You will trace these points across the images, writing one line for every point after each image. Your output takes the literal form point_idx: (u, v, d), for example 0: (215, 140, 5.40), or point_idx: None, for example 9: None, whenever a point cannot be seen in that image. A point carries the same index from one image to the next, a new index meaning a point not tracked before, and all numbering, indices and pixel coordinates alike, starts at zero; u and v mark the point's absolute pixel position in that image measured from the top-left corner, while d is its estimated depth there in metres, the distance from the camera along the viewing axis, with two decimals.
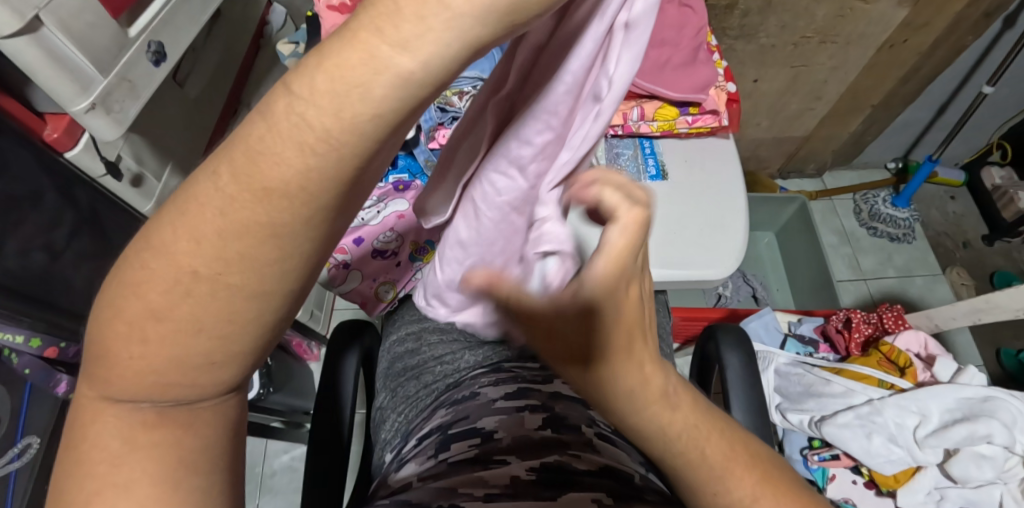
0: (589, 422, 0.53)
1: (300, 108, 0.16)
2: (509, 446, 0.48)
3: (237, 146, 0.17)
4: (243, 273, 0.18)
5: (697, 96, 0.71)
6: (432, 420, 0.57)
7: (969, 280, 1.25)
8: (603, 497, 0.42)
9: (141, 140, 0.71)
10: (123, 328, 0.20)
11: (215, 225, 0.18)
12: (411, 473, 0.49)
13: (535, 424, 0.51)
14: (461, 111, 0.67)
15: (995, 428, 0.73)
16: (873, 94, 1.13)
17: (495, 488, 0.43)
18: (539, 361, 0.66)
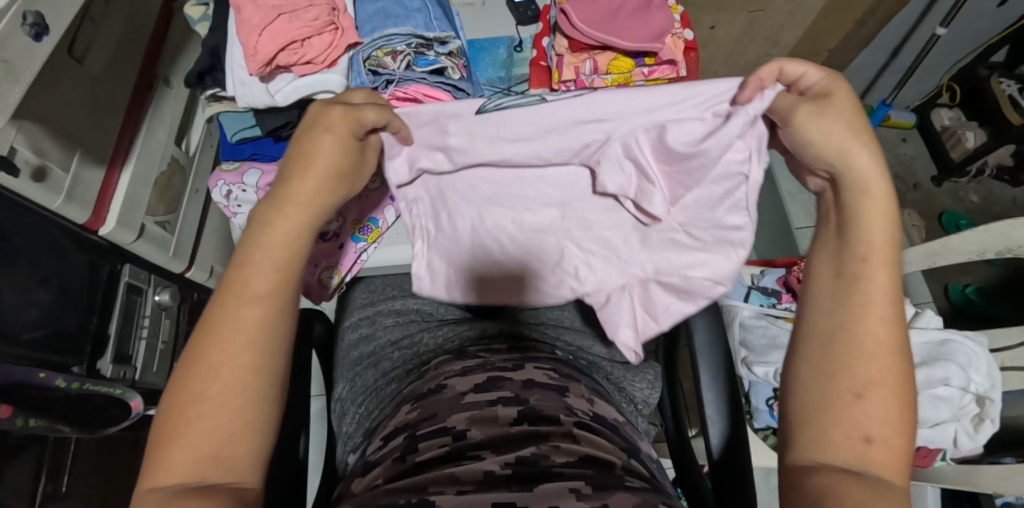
0: (567, 410, 0.52)
1: (255, 301, 0.39)
2: (484, 441, 0.47)
3: (218, 303, 0.39)
4: (222, 387, 0.36)
5: (655, 45, 0.67)
6: (397, 415, 0.54)
7: (920, 221, 1.28)
8: (581, 487, 0.41)
9: (38, 129, 0.62)
10: (183, 436, 0.35)
11: (221, 329, 0.38)
12: (375, 475, 0.46)
13: (509, 419, 0.49)
14: (395, 74, 0.59)
15: (953, 370, 0.66)
16: (828, 38, 1.12)
17: (468, 485, 0.41)
18: (504, 341, 0.64)
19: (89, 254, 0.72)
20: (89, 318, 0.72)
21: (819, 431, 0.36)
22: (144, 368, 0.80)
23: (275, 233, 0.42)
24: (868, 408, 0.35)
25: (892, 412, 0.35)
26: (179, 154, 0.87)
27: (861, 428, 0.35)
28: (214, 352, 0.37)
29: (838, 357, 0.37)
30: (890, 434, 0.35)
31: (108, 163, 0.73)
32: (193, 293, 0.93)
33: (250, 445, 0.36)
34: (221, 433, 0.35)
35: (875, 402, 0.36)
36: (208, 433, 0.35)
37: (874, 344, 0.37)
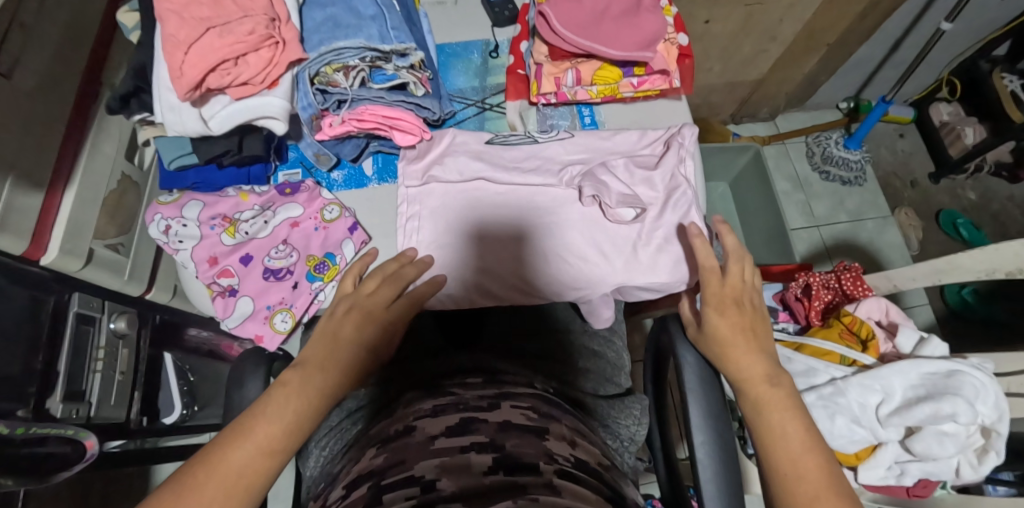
0: (548, 455, 0.46)
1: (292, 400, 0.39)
2: (455, 493, 0.39)
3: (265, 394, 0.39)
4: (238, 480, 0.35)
5: (645, 54, 0.58)
6: (360, 461, 0.49)
7: (916, 221, 1.25)
8: None
9: None
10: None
11: (252, 423, 0.37)
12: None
13: (483, 467, 0.43)
14: (347, 93, 0.53)
15: (960, 405, 0.62)
16: (828, 32, 1.06)
17: None
18: (479, 376, 0.59)
19: (30, 287, 0.66)
20: (34, 356, 0.66)
21: None
22: (100, 403, 0.75)
23: (332, 346, 0.44)
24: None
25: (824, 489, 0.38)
26: (130, 169, 0.81)
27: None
28: (208, 485, 0.34)
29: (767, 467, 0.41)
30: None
31: (46, 186, 0.67)
32: (154, 315, 0.88)
33: None
34: None
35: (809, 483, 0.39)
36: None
37: (779, 431, 0.42)
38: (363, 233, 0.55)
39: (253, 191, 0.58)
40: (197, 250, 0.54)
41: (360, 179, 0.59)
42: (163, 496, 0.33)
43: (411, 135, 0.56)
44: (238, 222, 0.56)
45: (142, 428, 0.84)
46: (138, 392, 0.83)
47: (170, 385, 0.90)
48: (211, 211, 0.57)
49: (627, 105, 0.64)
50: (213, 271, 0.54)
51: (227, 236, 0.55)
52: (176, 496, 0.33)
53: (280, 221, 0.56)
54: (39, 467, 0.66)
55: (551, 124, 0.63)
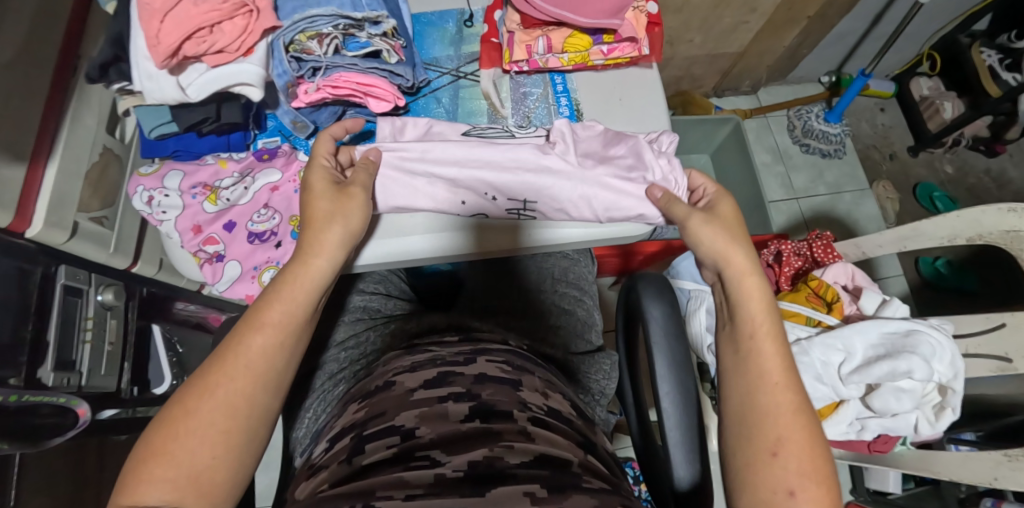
0: (522, 404, 0.47)
1: (267, 332, 0.40)
2: (434, 441, 0.42)
3: (242, 323, 0.40)
4: (225, 409, 0.37)
5: (611, 22, 0.58)
6: (344, 415, 0.50)
7: (893, 193, 1.26)
8: (536, 490, 0.37)
9: None
10: (173, 445, 0.36)
11: (232, 356, 0.39)
12: (318, 480, 0.42)
13: (460, 416, 0.44)
14: (321, 60, 0.53)
15: (916, 363, 0.66)
16: (808, 6, 1.07)
17: (417, 489, 0.37)
18: (455, 333, 0.61)
19: (18, 259, 0.67)
20: (24, 325, 0.68)
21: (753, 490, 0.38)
22: (90, 372, 0.77)
23: (307, 270, 0.43)
24: (786, 463, 0.38)
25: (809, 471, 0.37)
26: (113, 143, 0.82)
27: (784, 483, 0.37)
28: (216, 389, 0.38)
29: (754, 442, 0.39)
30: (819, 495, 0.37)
31: (29, 159, 0.68)
32: (142, 288, 0.89)
33: (225, 467, 0.37)
34: (198, 458, 0.36)
35: (805, 462, 0.38)
36: (195, 445, 0.36)
37: (779, 415, 0.39)
38: None
39: (231, 158, 0.59)
40: (181, 220, 0.56)
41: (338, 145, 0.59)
42: (168, 412, 0.37)
43: (385, 102, 0.57)
44: (219, 190, 0.58)
45: (133, 397, 0.86)
46: (128, 363, 0.85)
47: (159, 356, 0.93)
48: (191, 180, 0.58)
49: (600, 73, 0.65)
50: (198, 239, 0.57)
51: (209, 204, 0.57)
52: (183, 407, 0.37)
53: (258, 184, 0.58)
54: (34, 433, 0.68)
55: (524, 93, 0.63)
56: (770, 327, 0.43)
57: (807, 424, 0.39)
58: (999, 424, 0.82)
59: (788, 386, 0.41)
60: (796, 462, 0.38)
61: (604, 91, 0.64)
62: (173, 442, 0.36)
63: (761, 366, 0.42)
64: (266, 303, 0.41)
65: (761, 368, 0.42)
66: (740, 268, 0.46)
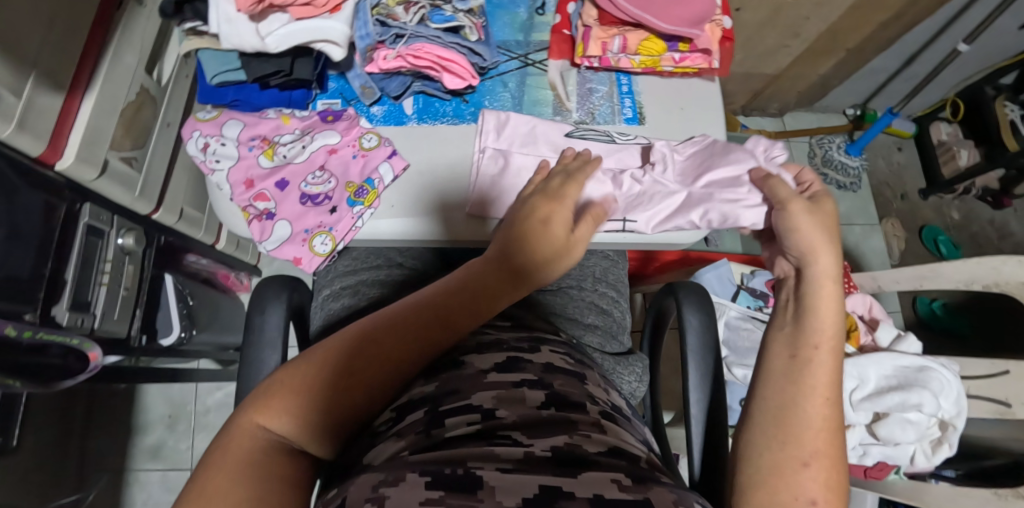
0: (591, 398, 0.46)
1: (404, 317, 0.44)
2: (517, 423, 0.39)
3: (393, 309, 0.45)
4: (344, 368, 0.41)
5: (691, 31, 0.59)
6: (403, 388, 0.46)
7: (901, 232, 1.30)
8: (622, 478, 0.35)
9: None
10: (301, 382, 0.40)
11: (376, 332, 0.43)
12: (391, 448, 0.37)
13: (536, 402, 0.42)
14: (406, 28, 0.53)
15: (926, 397, 0.68)
16: (849, 37, 1.09)
17: (507, 464, 0.34)
18: (509, 320, 0.61)
19: (44, 193, 0.66)
20: (44, 262, 0.66)
21: (760, 486, 0.36)
22: (103, 316, 0.75)
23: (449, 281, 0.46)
24: (814, 475, 0.36)
25: (825, 477, 0.36)
26: (149, 83, 0.79)
27: (806, 493, 0.35)
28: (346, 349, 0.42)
29: (773, 436, 0.38)
30: (829, 503, 0.35)
31: (67, 88, 0.65)
32: (160, 236, 0.87)
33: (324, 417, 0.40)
34: (308, 401, 0.40)
35: (825, 471, 0.36)
36: (310, 388, 0.40)
37: (810, 417, 0.38)
38: (402, 160, 0.56)
39: (294, 115, 0.58)
40: (234, 171, 0.55)
41: (400, 118, 0.58)
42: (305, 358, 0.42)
43: (459, 80, 0.56)
44: (278, 146, 0.57)
45: (141, 346, 0.84)
46: (140, 310, 0.83)
47: (170, 308, 0.89)
48: (251, 132, 0.57)
49: (665, 80, 0.65)
50: (248, 194, 0.55)
51: (265, 159, 0.56)
52: (323, 352, 0.42)
53: (316, 145, 0.57)
54: (42, 373, 0.69)
55: (590, 89, 0.64)
56: (832, 326, 0.42)
57: (833, 444, 0.38)
58: (981, 463, 0.86)
59: (830, 404, 0.39)
60: (819, 470, 0.36)
61: (667, 97, 0.65)
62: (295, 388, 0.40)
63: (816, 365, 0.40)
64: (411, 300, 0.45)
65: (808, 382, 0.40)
66: (821, 269, 0.44)
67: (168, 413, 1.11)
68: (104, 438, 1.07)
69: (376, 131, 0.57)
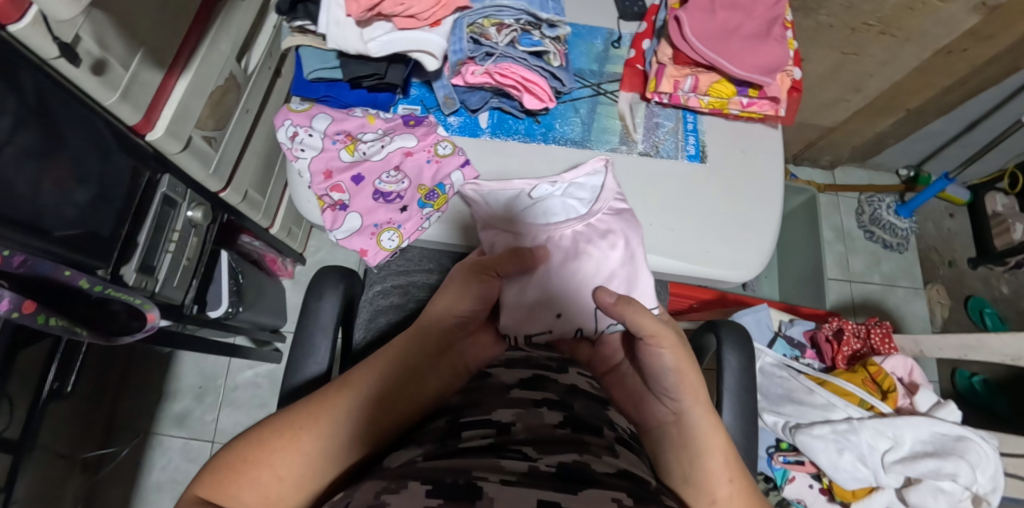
0: (609, 423, 0.48)
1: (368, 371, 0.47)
2: (527, 438, 0.42)
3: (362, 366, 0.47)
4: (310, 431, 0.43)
5: (763, 79, 0.61)
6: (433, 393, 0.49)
7: (945, 299, 1.27)
8: (623, 498, 0.36)
9: (107, 19, 0.59)
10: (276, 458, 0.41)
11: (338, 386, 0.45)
12: (412, 453, 0.41)
13: (554, 421, 0.45)
14: (496, 47, 0.57)
15: (963, 468, 0.66)
16: (911, 98, 1.09)
17: (512, 475, 0.37)
18: None
19: (133, 159, 0.71)
20: (121, 224, 0.72)
21: None
22: (164, 282, 0.79)
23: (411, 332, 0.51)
24: None
25: None
26: (237, 70, 0.84)
27: None
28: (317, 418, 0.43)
29: None
30: None
31: (167, 65, 0.70)
32: (223, 213, 0.92)
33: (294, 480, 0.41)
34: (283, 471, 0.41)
35: None
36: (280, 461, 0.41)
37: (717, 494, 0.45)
38: (474, 170, 0.59)
39: (378, 116, 0.62)
40: (315, 161, 0.59)
41: (474, 129, 0.62)
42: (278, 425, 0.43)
43: (537, 101, 0.60)
44: (359, 143, 0.61)
45: (192, 314, 0.87)
46: (196, 281, 0.87)
47: (222, 282, 0.93)
48: (336, 127, 0.61)
49: (730, 122, 0.68)
50: (325, 184, 0.59)
51: (346, 153, 0.60)
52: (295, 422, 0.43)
53: (396, 149, 0.60)
54: (104, 326, 0.72)
55: (657, 123, 0.67)
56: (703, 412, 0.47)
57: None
58: None
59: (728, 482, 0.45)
60: None
61: (729, 138, 0.68)
62: (309, 431, 0.43)
63: (703, 450, 0.45)
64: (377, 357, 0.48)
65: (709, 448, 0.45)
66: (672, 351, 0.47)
67: (198, 384, 1.14)
68: (135, 399, 1.11)
69: (450, 138, 0.61)
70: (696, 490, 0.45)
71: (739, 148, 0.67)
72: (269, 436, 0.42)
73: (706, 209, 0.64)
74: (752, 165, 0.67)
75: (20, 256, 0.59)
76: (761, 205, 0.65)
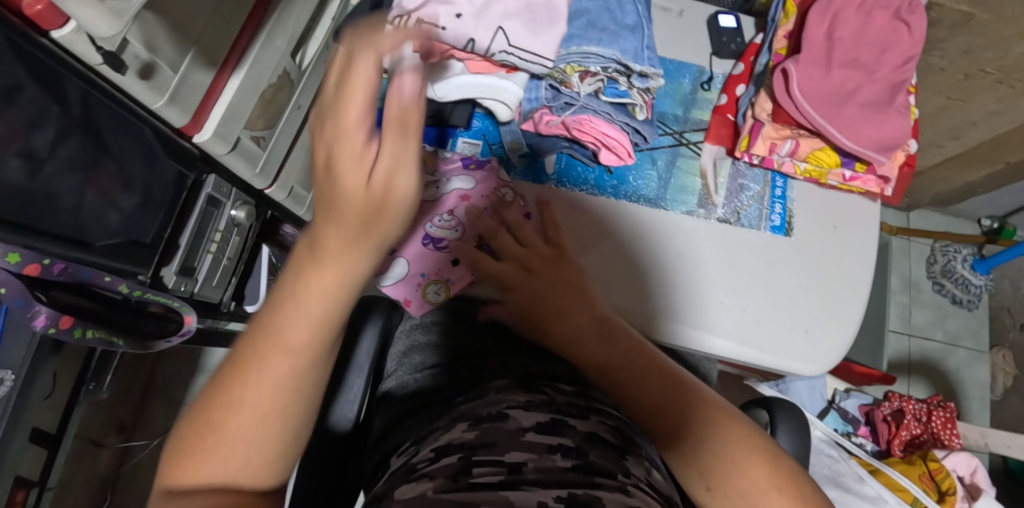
0: (627, 472, 0.44)
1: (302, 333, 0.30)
2: (537, 480, 0.40)
3: (277, 311, 0.30)
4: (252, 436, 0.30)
5: (875, 156, 0.54)
6: (451, 430, 0.48)
7: (1011, 367, 1.17)
8: None
9: (157, 22, 0.55)
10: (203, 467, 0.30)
11: (264, 393, 0.30)
12: (425, 486, 0.40)
13: (566, 464, 0.42)
14: (577, 97, 0.51)
15: None
16: (1017, 151, 0.98)
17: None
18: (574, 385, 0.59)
19: (179, 161, 0.69)
20: (165, 228, 0.70)
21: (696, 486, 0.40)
22: (204, 281, 0.78)
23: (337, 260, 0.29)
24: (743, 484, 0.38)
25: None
26: (292, 66, 0.79)
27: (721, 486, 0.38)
28: (257, 391, 0.30)
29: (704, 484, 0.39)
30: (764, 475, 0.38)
31: (219, 64, 0.66)
32: (266, 209, 0.89)
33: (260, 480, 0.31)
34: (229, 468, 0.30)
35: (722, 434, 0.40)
36: (213, 473, 0.30)
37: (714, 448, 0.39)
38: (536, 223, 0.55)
39: (437, 155, 0.58)
40: None
41: (540, 175, 0.58)
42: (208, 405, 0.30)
43: (614, 156, 0.55)
44: (413, 183, 0.56)
45: (228, 311, 0.87)
46: (235, 279, 0.85)
47: (260, 278, 0.91)
48: None
49: (825, 192, 0.61)
50: None
51: None
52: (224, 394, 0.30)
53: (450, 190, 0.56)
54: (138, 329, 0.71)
55: (742, 185, 0.61)
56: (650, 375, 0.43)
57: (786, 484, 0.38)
58: None
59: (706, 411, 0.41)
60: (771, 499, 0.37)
61: (821, 210, 0.61)
62: (247, 398, 0.30)
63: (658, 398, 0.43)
64: (296, 298, 0.30)
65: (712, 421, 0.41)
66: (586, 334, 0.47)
67: None
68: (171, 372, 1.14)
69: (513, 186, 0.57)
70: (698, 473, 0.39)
71: (829, 223, 0.60)
72: (211, 408, 0.30)
73: (788, 292, 0.58)
74: (839, 246, 0.60)
75: (60, 265, 0.57)
76: (846, 289, 0.59)
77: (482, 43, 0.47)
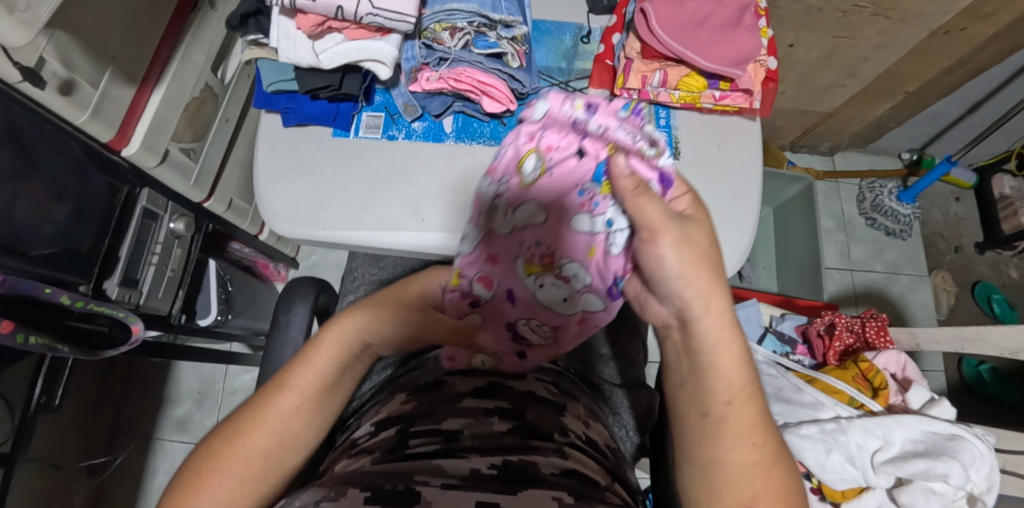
0: (562, 429, 0.50)
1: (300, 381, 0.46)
2: (474, 445, 0.45)
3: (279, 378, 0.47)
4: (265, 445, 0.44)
5: (734, 72, 0.59)
6: (391, 402, 0.53)
7: (951, 286, 1.24)
8: (564, 496, 0.39)
9: (70, 39, 0.59)
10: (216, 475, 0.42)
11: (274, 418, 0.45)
12: (360, 460, 0.44)
13: (503, 429, 0.48)
14: (449, 52, 0.57)
15: (954, 468, 0.64)
16: (911, 80, 1.06)
17: (452, 478, 0.39)
18: None
19: (110, 176, 0.72)
20: (101, 239, 0.72)
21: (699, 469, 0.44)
22: (149, 293, 0.80)
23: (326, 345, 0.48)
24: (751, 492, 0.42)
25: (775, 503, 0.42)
26: (213, 81, 0.84)
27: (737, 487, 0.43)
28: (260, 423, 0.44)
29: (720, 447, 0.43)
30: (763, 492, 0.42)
31: (139, 80, 0.70)
32: (207, 223, 0.92)
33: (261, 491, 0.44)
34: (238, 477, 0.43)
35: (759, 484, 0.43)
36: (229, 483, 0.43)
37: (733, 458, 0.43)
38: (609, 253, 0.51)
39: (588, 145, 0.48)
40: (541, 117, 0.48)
41: (438, 134, 0.62)
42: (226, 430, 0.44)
43: (498, 104, 0.59)
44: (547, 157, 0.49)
45: (181, 324, 0.89)
46: (183, 291, 0.87)
47: (210, 292, 0.94)
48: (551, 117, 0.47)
49: (704, 116, 0.66)
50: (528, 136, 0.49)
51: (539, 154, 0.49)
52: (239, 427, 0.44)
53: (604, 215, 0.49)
54: (89, 341, 0.75)
55: None
56: (742, 375, 0.43)
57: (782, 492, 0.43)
58: None
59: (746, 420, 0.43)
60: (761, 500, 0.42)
61: (705, 135, 0.65)
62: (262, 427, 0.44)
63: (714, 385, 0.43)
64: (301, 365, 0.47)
65: (716, 368, 0.43)
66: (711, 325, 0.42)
67: (198, 389, 1.16)
68: (137, 407, 1.14)
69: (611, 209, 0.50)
70: (708, 444, 0.44)
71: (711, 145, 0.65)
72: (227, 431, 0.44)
73: None
74: (724, 165, 0.64)
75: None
76: (736, 201, 0.63)
77: (348, 9, 0.50)
